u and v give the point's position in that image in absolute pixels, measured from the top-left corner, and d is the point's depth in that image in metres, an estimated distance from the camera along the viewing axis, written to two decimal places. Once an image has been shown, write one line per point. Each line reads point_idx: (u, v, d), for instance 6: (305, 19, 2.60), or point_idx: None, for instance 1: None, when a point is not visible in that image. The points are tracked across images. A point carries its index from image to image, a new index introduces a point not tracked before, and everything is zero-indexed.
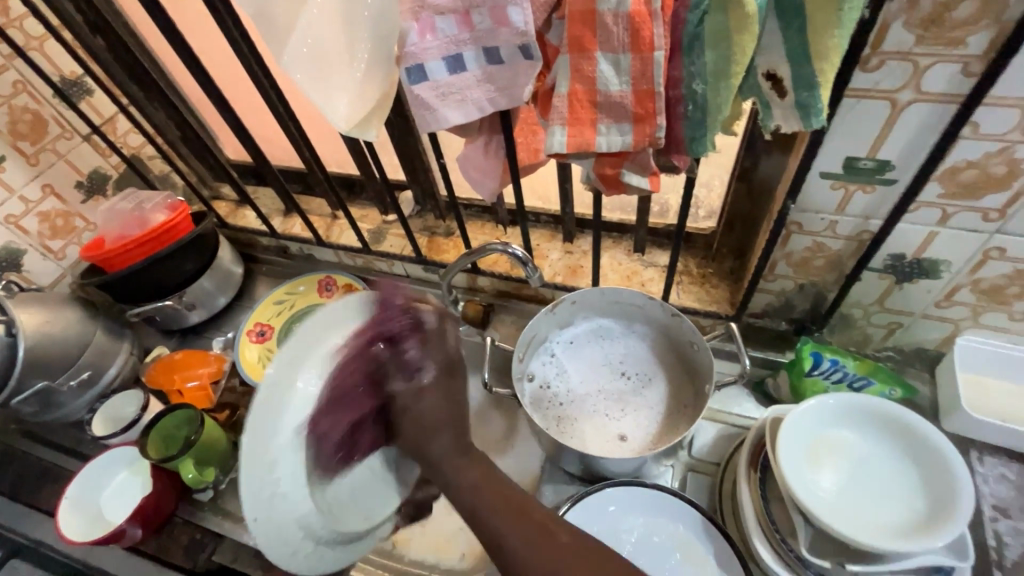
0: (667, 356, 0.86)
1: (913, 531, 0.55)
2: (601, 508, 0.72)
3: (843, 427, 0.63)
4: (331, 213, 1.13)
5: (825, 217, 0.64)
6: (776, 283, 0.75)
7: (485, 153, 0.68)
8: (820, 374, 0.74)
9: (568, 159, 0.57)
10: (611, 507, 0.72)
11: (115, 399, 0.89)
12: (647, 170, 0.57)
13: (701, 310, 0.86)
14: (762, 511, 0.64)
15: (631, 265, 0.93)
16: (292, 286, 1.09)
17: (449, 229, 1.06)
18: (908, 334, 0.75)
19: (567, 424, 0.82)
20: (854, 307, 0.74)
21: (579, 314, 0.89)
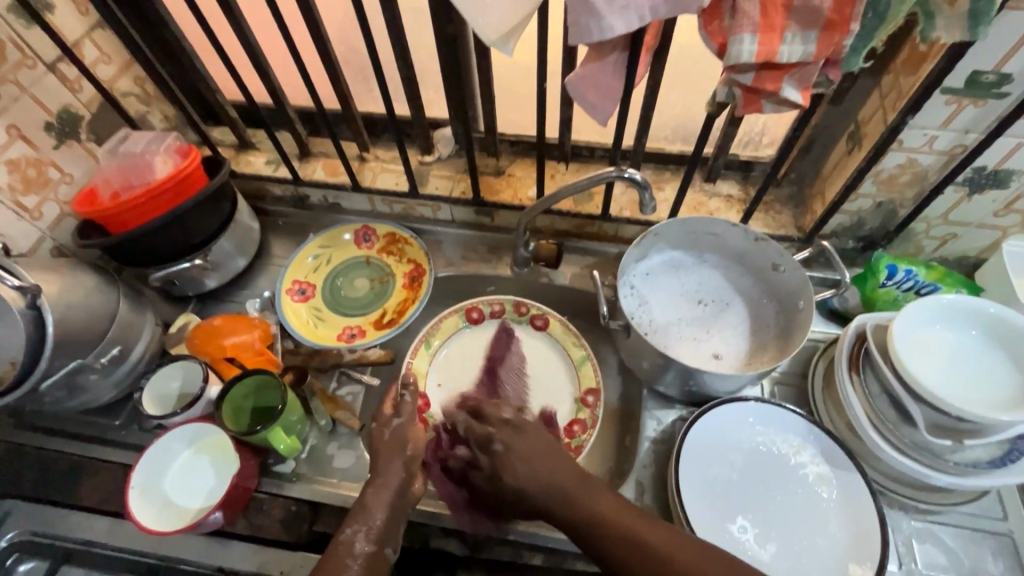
0: (740, 281, 0.90)
1: (1014, 406, 0.64)
2: (741, 420, 0.77)
3: (946, 326, 0.70)
4: (359, 155, 1.02)
5: (927, 132, 0.68)
6: (855, 203, 0.80)
7: (609, 72, 0.64)
8: (893, 285, 0.81)
9: (731, 72, 0.56)
10: (750, 418, 0.77)
11: (160, 374, 0.78)
12: (805, 83, 0.56)
13: (771, 234, 0.90)
14: (870, 405, 0.72)
15: (696, 196, 0.94)
16: (326, 237, 0.98)
17: (499, 168, 1.00)
18: (959, 244, 0.84)
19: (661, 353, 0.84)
20: (920, 222, 0.81)
21: (655, 247, 0.90)
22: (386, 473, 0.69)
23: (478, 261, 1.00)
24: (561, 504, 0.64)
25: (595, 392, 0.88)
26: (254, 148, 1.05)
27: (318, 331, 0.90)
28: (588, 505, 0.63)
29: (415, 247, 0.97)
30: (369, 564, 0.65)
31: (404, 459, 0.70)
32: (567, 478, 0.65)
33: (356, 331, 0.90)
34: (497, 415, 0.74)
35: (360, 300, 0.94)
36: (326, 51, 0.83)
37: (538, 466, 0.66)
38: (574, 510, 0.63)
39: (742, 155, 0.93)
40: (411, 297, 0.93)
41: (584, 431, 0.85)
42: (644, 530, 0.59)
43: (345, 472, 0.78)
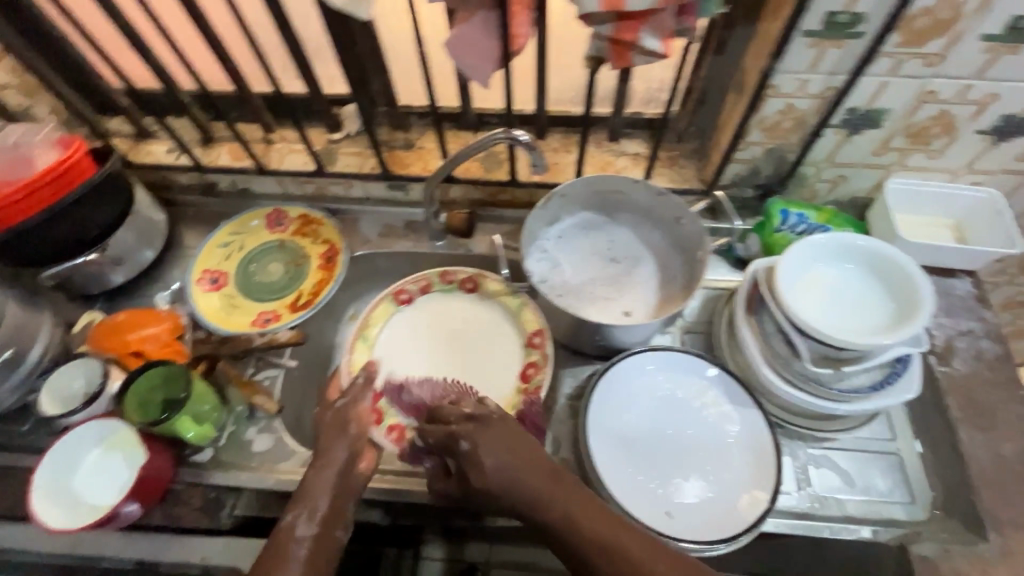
0: (649, 237, 0.92)
1: (886, 331, 0.68)
2: (641, 367, 0.80)
3: (828, 263, 0.73)
4: (265, 137, 0.99)
5: (799, 77, 0.70)
6: (747, 152, 0.83)
7: (480, 32, 0.64)
8: (788, 228, 0.84)
9: (589, 23, 0.57)
10: (649, 366, 0.80)
11: (60, 373, 0.76)
12: (663, 32, 0.58)
13: (676, 188, 0.92)
14: (765, 344, 0.75)
15: (604, 155, 0.95)
16: (237, 223, 0.96)
17: (409, 141, 0.99)
18: (849, 184, 0.88)
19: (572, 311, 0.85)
20: (809, 165, 0.84)
21: (565, 209, 0.91)
22: (328, 454, 0.67)
23: (396, 237, 0.99)
24: (551, 507, 0.57)
25: (540, 330, 0.85)
26: (153, 137, 1.01)
27: (231, 319, 0.88)
28: (551, 514, 0.57)
29: (329, 227, 0.97)
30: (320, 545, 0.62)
31: (348, 438, 0.69)
32: (545, 478, 0.59)
33: (270, 315, 0.89)
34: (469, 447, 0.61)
35: (274, 284, 0.93)
36: (206, 29, 0.80)
37: (517, 479, 0.59)
38: (560, 522, 0.56)
39: (646, 113, 0.94)
40: (326, 277, 0.92)
41: (537, 369, 0.82)
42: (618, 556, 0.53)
43: (264, 455, 0.78)
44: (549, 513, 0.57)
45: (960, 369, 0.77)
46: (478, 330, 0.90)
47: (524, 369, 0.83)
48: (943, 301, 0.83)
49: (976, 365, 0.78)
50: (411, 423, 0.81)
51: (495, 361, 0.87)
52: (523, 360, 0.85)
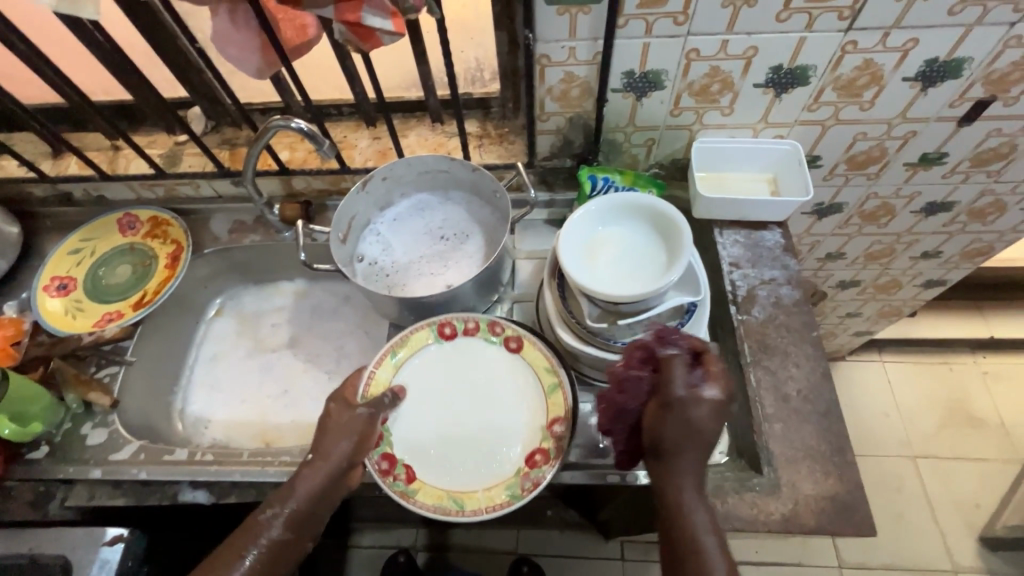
0: (480, 212, 0.94)
1: (655, 281, 0.71)
2: None
3: (608, 225, 0.78)
4: (111, 144, 1.02)
5: (564, 45, 0.73)
6: (550, 122, 0.85)
7: (233, 24, 0.67)
8: (598, 194, 0.88)
9: (310, 9, 0.59)
10: None
11: None
12: (387, 11, 0.61)
13: (502, 164, 0.95)
14: (561, 306, 0.78)
15: (436, 137, 0.98)
16: (88, 229, 0.99)
17: (251, 138, 1.02)
18: (662, 148, 0.90)
19: (400, 289, 0.88)
20: (615, 132, 0.87)
21: (393, 192, 0.93)
22: (326, 452, 0.68)
23: (246, 232, 1.02)
24: (678, 462, 0.60)
25: (560, 418, 0.74)
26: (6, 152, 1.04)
27: (74, 321, 0.91)
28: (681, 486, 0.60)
29: (176, 227, 1.00)
30: (274, 552, 0.64)
31: (351, 442, 0.69)
32: (701, 463, 0.61)
33: (112, 316, 0.92)
34: (680, 371, 0.61)
35: (121, 286, 0.96)
36: None
37: (690, 447, 0.60)
38: (671, 478, 0.60)
39: (473, 93, 0.97)
40: (169, 275, 0.95)
41: (547, 460, 0.72)
42: (691, 527, 0.58)
43: (97, 448, 0.81)
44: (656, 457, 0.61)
45: (757, 316, 0.81)
46: (519, 383, 0.79)
47: (534, 451, 0.73)
48: (752, 252, 0.86)
49: (773, 312, 0.81)
50: (404, 454, 0.74)
51: (506, 429, 0.76)
52: (534, 440, 0.74)
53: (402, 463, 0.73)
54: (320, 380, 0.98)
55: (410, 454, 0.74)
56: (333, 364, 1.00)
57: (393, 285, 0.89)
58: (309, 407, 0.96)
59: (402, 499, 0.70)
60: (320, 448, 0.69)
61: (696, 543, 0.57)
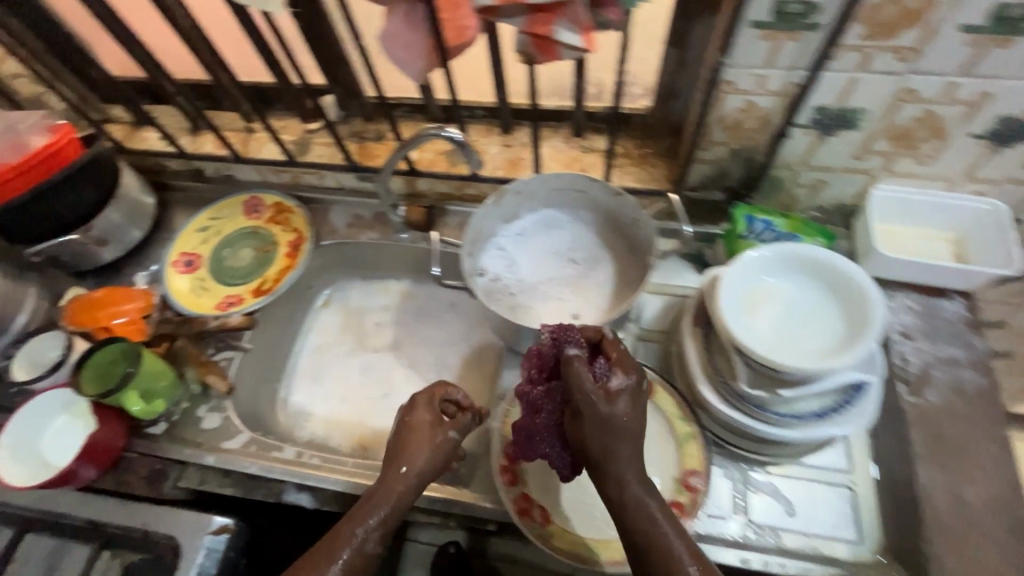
0: (610, 238, 0.88)
1: (832, 354, 0.62)
2: None
3: (776, 276, 0.69)
4: (246, 125, 1.03)
5: (755, 72, 0.64)
6: (711, 152, 0.77)
7: (404, 26, 0.63)
8: (753, 235, 0.78)
9: (499, 18, 0.54)
10: None
11: (35, 344, 0.82)
12: (579, 25, 0.54)
13: (641, 189, 0.88)
14: (706, 359, 0.71)
15: (571, 151, 0.92)
16: (216, 209, 1.01)
17: (380, 132, 1.00)
18: (831, 190, 0.80)
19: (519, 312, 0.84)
20: (782, 168, 0.77)
21: (522, 206, 0.88)
22: (413, 461, 0.65)
23: (363, 228, 1.00)
24: (613, 464, 0.58)
25: (697, 472, 0.68)
26: (148, 125, 1.07)
27: (198, 301, 0.93)
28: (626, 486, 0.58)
29: (299, 215, 1.00)
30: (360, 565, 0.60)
31: (432, 452, 0.66)
32: (636, 458, 0.59)
33: (235, 300, 0.93)
34: (586, 373, 0.59)
35: (243, 270, 0.97)
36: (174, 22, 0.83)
37: (617, 445, 0.58)
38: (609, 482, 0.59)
39: (617, 107, 0.90)
40: (291, 266, 0.96)
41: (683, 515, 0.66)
42: (649, 524, 0.56)
43: (211, 432, 0.82)
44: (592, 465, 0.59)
45: (930, 401, 0.70)
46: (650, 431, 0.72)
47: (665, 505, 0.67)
48: (927, 323, 0.75)
49: (949, 397, 0.71)
50: (537, 495, 0.72)
51: None
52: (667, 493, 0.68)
53: (535, 503, 0.71)
54: (420, 390, 0.95)
55: (542, 495, 0.72)
56: (434, 373, 0.97)
57: (515, 306, 0.84)
58: None
59: (538, 542, 0.68)
60: (403, 455, 0.66)
61: (656, 535, 0.56)
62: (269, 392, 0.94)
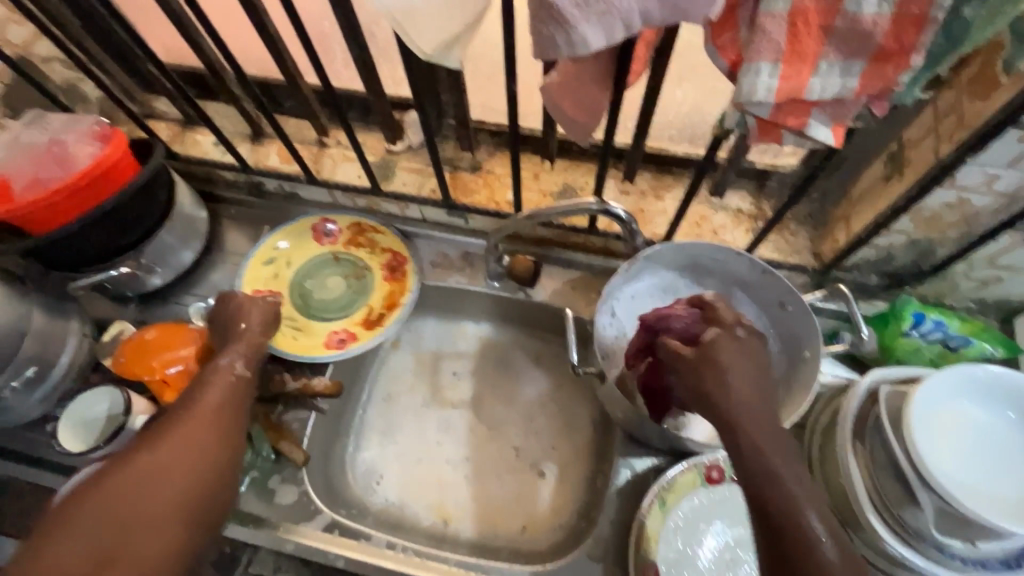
0: (745, 312, 0.76)
1: None
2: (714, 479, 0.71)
3: (976, 402, 0.61)
4: (318, 139, 0.90)
5: (988, 171, 0.55)
6: (885, 238, 0.68)
7: (592, 83, 0.51)
8: (918, 334, 0.70)
9: (743, 105, 0.43)
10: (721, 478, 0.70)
11: (80, 399, 0.71)
12: (839, 119, 0.43)
13: (785, 263, 0.77)
14: (871, 483, 0.63)
15: (701, 209, 0.81)
16: (283, 234, 0.88)
17: (476, 162, 0.86)
18: (1001, 289, 0.71)
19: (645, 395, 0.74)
20: (961, 263, 0.68)
21: (646, 270, 0.77)
22: (246, 318, 0.71)
23: (449, 269, 0.88)
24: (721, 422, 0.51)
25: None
26: (200, 125, 0.93)
27: (299, 341, 0.82)
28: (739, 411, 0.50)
29: (387, 235, 0.88)
30: (233, 385, 0.65)
31: (272, 309, 0.73)
32: (751, 393, 0.51)
33: (343, 335, 0.83)
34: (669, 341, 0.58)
35: (337, 300, 0.86)
36: (263, 24, 0.69)
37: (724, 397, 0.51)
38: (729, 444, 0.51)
39: (757, 163, 0.79)
40: (396, 289, 0.86)
41: None
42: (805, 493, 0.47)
43: (288, 509, 0.73)
44: (729, 434, 0.51)
45: None
46: None
47: None
48: None
49: None
50: None
51: None
52: None
53: None
54: (507, 457, 0.85)
55: None
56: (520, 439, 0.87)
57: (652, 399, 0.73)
58: (493, 486, 0.83)
59: None
60: (230, 336, 0.69)
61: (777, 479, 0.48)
62: (342, 448, 0.85)
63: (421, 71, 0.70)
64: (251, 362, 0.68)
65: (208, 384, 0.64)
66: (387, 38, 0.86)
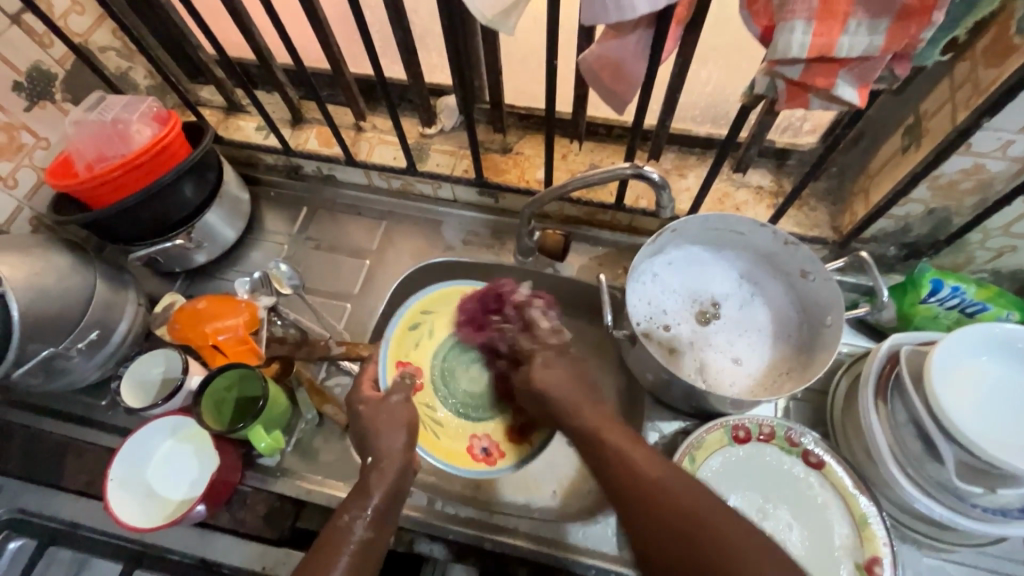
0: (764, 282, 0.80)
1: None
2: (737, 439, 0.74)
3: (993, 359, 0.64)
4: (355, 123, 0.94)
5: (1002, 136, 0.58)
6: (903, 208, 0.71)
7: (631, 55, 0.55)
8: (936, 300, 0.73)
9: (774, 66, 0.47)
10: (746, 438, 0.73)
11: (139, 361, 0.76)
12: (864, 80, 0.46)
13: (806, 236, 0.80)
14: (893, 439, 0.66)
15: (723, 186, 0.84)
16: (434, 298, 0.91)
17: (506, 144, 0.90)
18: (1015, 258, 0.74)
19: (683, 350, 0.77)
20: (977, 232, 0.71)
21: (673, 243, 0.80)
22: (390, 453, 0.63)
23: (480, 247, 0.92)
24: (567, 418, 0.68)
25: (881, 559, 0.65)
26: (243, 112, 0.98)
27: (440, 442, 0.84)
28: (579, 421, 0.66)
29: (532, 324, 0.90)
30: (359, 556, 0.56)
31: (407, 436, 0.65)
32: (596, 417, 0.66)
33: (487, 444, 0.85)
34: (524, 335, 0.78)
35: (480, 394, 0.88)
36: (314, 10, 0.74)
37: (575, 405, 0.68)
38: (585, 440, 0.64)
39: (777, 141, 0.83)
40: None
41: None
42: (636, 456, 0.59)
43: (330, 469, 0.77)
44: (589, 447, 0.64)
45: None
46: (821, 510, 0.69)
47: None
48: None
49: None
50: None
51: (815, 564, 0.66)
52: None
53: None
54: None
55: None
56: None
57: (697, 347, 0.77)
58: None
59: None
60: (375, 479, 0.61)
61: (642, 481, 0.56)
62: None
63: (460, 53, 0.75)
64: (381, 521, 0.59)
65: (334, 547, 0.55)
66: (423, 27, 0.91)
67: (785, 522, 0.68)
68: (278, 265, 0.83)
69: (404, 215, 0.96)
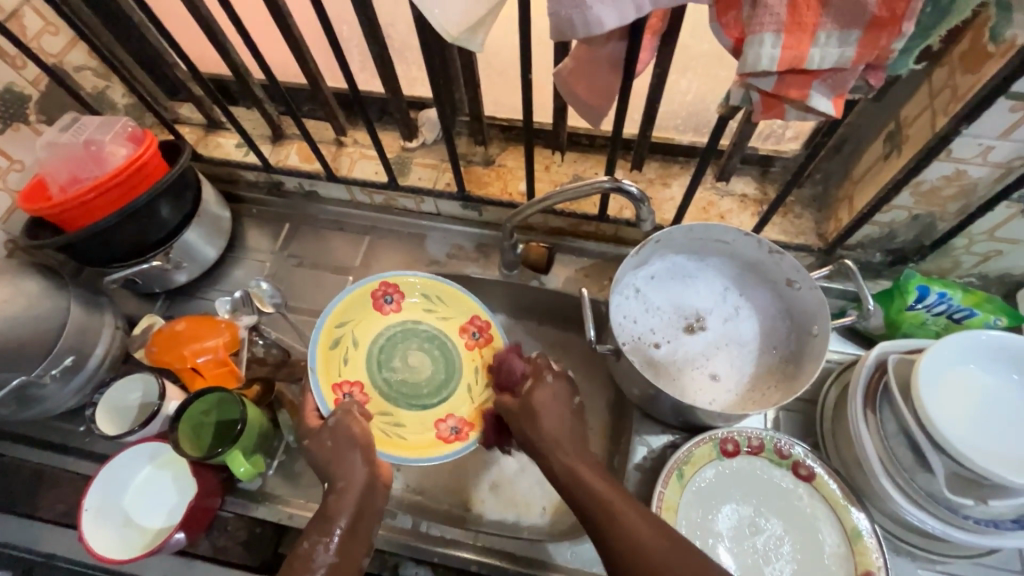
0: (751, 288, 0.79)
1: None
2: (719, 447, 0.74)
3: (980, 366, 0.63)
4: (336, 138, 0.93)
5: (983, 142, 0.57)
6: (887, 215, 0.70)
7: (605, 68, 0.54)
8: (923, 307, 0.72)
9: (746, 78, 0.46)
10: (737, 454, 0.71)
11: (116, 385, 0.74)
12: (838, 90, 0.46)
13: (791, 244, 0.79)
14: (883, 449, 0.65)
15: (707, 195, 0.83)
16: (345, 306, 0.81)
17: (489, 156, 0.90)
18: (1002, 262, 0.73)
19: (669, 373, 0.75)
20: (962, 237, 0.70)
21: (657, 253, 0.78)
22: (348, 474, 0.62)
23: (464, 261, 0.92)
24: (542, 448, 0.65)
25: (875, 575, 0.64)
26: (223, 128, 0.97)
27: (409, 442, 0.77)
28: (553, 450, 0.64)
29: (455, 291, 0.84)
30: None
31: (362, 452, 0.64)
32: (574, 450, 0.63)
33: (455, 422, 0.80)
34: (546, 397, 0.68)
35: (428, 379, 0.82)
36: (288, 27, 0.73)
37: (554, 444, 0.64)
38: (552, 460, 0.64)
39: (761, 149, 0.82)
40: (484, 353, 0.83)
41: None
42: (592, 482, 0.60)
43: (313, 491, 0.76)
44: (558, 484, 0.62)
45: None
46: (812, 524, 0.67)
47: None
48: None
49: None
50: None
51: None
52: None
53: None
54: None
55: None
56: None
57: (682, 372, 0.75)
58: None
59: None
60: (334, 499, 0.61)
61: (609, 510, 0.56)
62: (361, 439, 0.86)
63: (438, 68, 0.74)
64: (344, 538, 0.59)
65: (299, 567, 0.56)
66: (402, 39, 0.90)
67: (776, 534, 0.67)
68: (259, 283, 0.80)
69: (387, 230, 0.95)
